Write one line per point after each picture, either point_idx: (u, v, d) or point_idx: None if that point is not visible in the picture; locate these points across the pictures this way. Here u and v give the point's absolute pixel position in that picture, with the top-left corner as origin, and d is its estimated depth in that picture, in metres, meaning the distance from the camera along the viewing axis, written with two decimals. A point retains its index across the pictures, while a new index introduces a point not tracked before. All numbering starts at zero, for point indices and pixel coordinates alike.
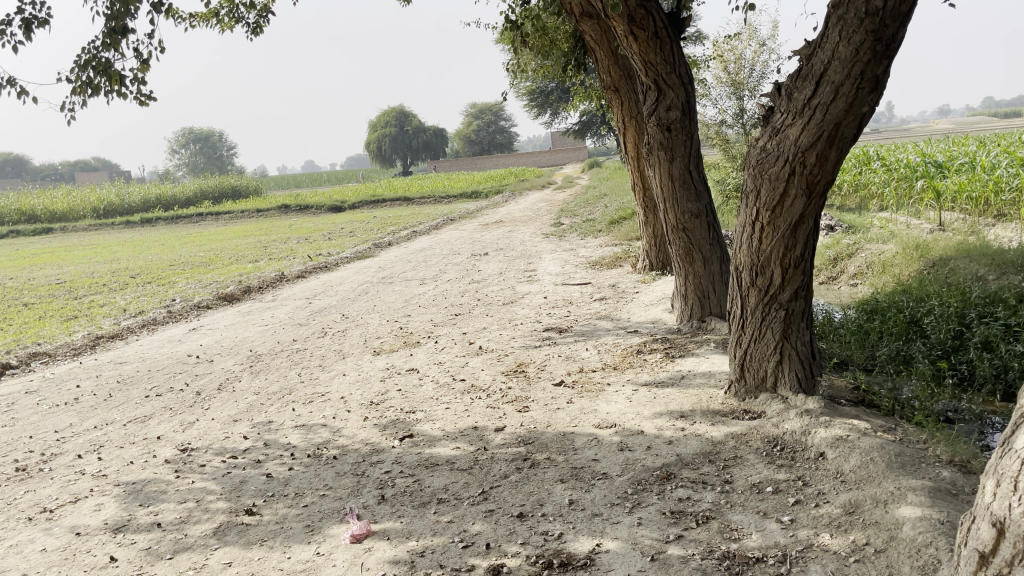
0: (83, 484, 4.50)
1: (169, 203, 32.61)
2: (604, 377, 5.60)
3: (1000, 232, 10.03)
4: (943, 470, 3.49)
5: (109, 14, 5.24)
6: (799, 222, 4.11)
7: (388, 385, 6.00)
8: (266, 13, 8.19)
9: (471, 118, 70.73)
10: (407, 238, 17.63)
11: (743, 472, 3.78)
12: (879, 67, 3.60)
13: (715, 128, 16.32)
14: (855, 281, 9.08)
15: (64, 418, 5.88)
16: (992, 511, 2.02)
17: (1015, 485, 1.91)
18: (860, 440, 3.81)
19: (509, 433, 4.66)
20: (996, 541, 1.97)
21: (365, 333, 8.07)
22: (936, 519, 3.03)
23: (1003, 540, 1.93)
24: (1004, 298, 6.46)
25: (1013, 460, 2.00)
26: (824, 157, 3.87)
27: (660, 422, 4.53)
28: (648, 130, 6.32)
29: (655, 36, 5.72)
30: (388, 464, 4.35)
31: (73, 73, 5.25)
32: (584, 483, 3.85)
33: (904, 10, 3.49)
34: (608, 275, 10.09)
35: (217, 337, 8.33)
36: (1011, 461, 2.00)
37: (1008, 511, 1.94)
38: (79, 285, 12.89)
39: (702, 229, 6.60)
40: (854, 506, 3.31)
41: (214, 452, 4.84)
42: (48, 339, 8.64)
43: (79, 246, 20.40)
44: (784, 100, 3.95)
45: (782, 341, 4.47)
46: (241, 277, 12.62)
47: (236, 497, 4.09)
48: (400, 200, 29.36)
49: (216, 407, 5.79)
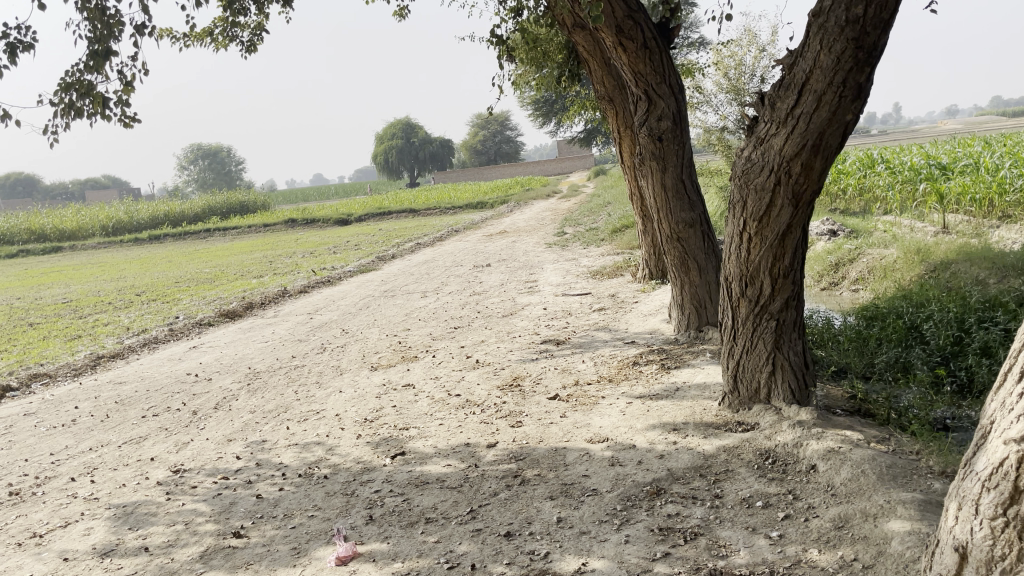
0: (74, 508, 4.49)
1: (178, 220, 32.75)
2: (599, 391, 5.56)
3: (1004, 234, 9.94)
4: (934, 482, 3.44)
5: (92, 37, 5.26)
6: (786, 232, 4.07)
7: (384, 401, 5.97)
8: (260, 31, 8.23)
9: (477, 128, 70.94)
10: (411, 250, 17.64)
11: (734, 487, 3.73)
12: (862, 75, 3.57)
13: (717, 134, 16.32)
14: (857, 287, 9.02)
15: (60, 440, 5.88)
16: (954, 535, 2.11)
17: (976, 510, 1.99)
18: (852, 452, 3.76)
19: (501, 449, 4.63)
20: (960, 565, 2.07)
21: (364, 348, 8.06)
22: (925, 533, 2.99)
23: (966, 564, 2.04)
24: (1004, 303, 6.38)
25: (973, 482, 2.06)
26: (809, 166, 3.82)
27: (652, 436, 4.49)
28: (640, 141, 6.29)
29: (643, 46, 5.71)
30: (378, 483, 4.33)
31: (56, 97, 5.23)
32: (573, 499, 3.82)
33: (885, 16, 3.47)
34: (609, 285, 10.07)
35: (217, 355, 8.34)
36: (971, 483, 2.05)
37: (970, 535, 2.03)
38: (85, 304, 12.93)
39: (697, 238, 6.57)
40: (843, 520, 3.26)
41: (206, 472, 4.82)
42: (51, 360, 8.67)
43: (86, 265, 20.49)
44: (768, 110, 3.93)
45: (774, 351, 4.43)
46: (244, 293, 12.63)
47: (225, 519, 4.08)
48: (406, 211, 29.40)
49: (211, 427, 5.78)
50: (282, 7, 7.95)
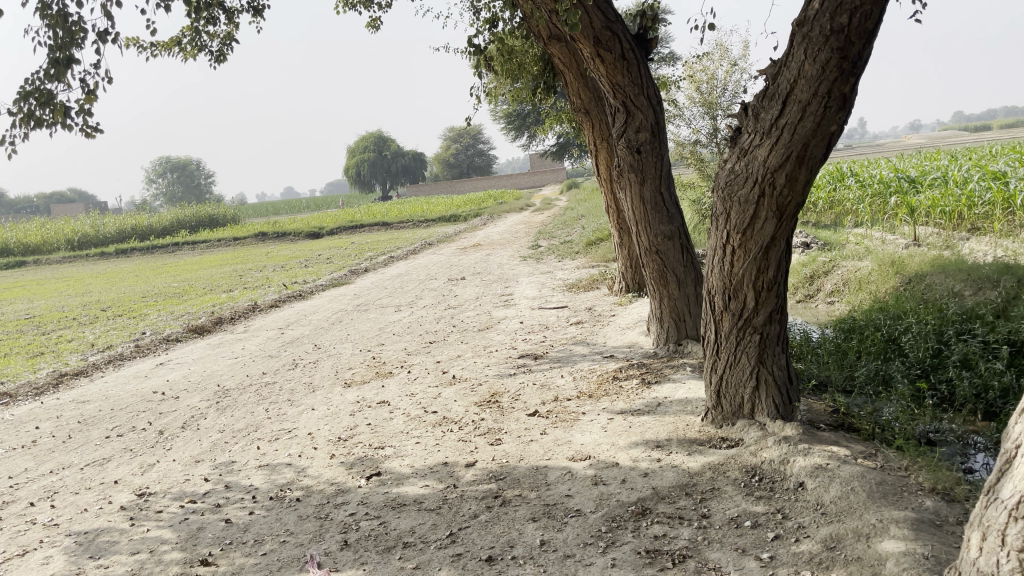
0: (32, 536, 4.28)
1: (146, 233, 32.21)
2: (579, 407, 5.44)
3: (974, 246, 10.02)
4: (926, 499, 3.38)
5: (53, 44, 5.07)
6: (770, 244, 4.00)
7: (357, 419, 5.80)
8: (229, 40, 8.08)
9: (450, 143, 70.90)
10: (384, 263, 17.46)
11: (721, 506, 3.63)
12: (847, 85, 3.51)
13: (689, 147, 16.30)
14: (832, 299, 9.04)
15: (19, 462, 5.63)
16: (978, 567, 2.10)
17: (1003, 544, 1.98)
18: (840, 468, 3.68)
19: (481, 468, 4.49)
20: None
21: (337, 363, 7.88)
22: (920, 554, 2.91)
23: None
24: (982, 315, 6.39)
25: (999, 513, 2.04)
26: (793, 177, 3.75)
27: (635, 454, 4.38)
28: (618, 153, 6.21)
29: (621, 57, 5.63)
30: (353, 506, 4.17)
31: (13, 105, 5.01)
32: (556, 521, 3.69)
33: (870, 27, 3.41)
34: (585, 298, 9.98)
35: (184, 372, 8.11)
36: (998, 513, 2.04)
37: (997, 567, 2.01)
38: (48, 320, 12.54)
39: (676, 251, 6.49)
40: (835, 540, 3.17)
41: (172, 496, 4.62)
42: (11, 377, 8.38)
43: (50, 280, 19.98)
44: (752, 121, 3.87)
45: (758, 365, 4.35)
46: (213, 308, 12.36)
47: (192, 546, 3.90)
48: (378, 225, 29.18)
49: (178, 447, 5.57)
50: (253, 17, 7.82)
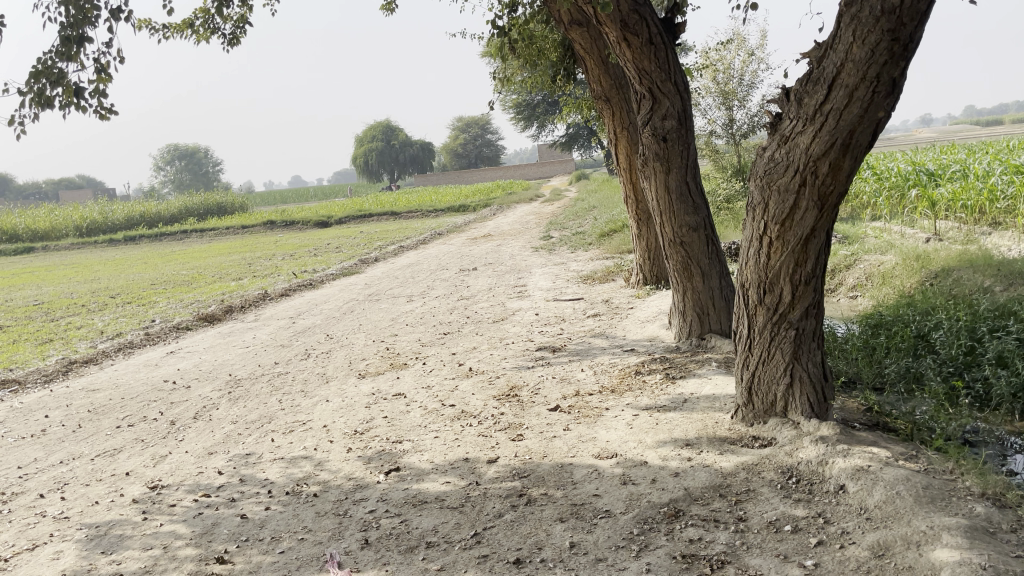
0: (42, 529, 4.15)
1: (154, 220, 32.22)
2: (602, 402, 5.29)
3: (998, 241, 9.79)
4: (976, 504, 3.23)
5: (65, 21, 4.92)
6: (810, 236, 3.83)
7: (373, 412, 5.66)
8: (243, 24, 7.92)
9: (458, 133, 70.64)
10: (394, 253, 17.33)
11: (758, 509, 3.48)
12: (897, 69, 3.33)
13: (704, 138, 15.96)
14: (855, 293, 8.85)
15: (28, 452, 5.52)
16: None
17: None
18: (883, 471, 3.52)
19: (503, 465, 4.35)
20: None
21: (350, 354, 7.74)
22: (976, 565, 2.77)
23: None
24: (1015, 311, 6.19)
25: None
26: (837, 166, 3.59)
27: (664, 452, 4.23)
28: (643, 141, 6.04)
29: (649, 42, 5.46)
30: (372, 502, 4.03)
31: (24, 84, 4.87)
32: (585, 522, 3.55)
33: (922, 7, 3.22)
34: (601, 290, 9.82)
35: (196, 361, 7.99)
36: None
37: None
38: (57, 307, 12.47)
39: (700, 243, 6.31)
40: (882, 548, 3.03)
41: (186, 489, 4.50)
42: (20, 364, 8.28)
43: (60, 266, 19.92)
44: (794, 106, 3.69)
45: (793, 362, 4.18)
46: (223, 296, 12.24)
47: (207, 543, 3.76)
48: (388, 214, 29.05)
49: (191, 439, 5.45)
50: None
